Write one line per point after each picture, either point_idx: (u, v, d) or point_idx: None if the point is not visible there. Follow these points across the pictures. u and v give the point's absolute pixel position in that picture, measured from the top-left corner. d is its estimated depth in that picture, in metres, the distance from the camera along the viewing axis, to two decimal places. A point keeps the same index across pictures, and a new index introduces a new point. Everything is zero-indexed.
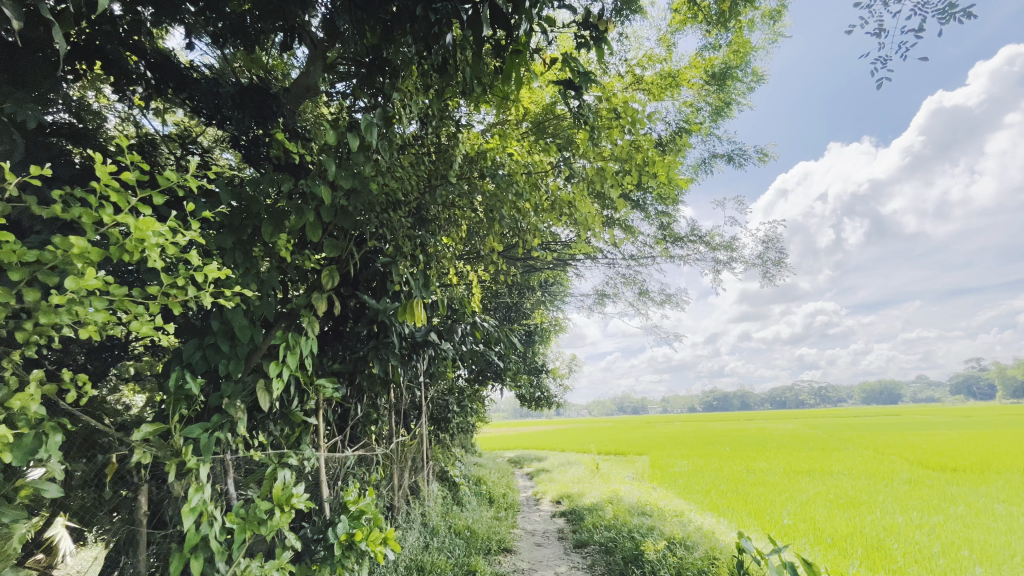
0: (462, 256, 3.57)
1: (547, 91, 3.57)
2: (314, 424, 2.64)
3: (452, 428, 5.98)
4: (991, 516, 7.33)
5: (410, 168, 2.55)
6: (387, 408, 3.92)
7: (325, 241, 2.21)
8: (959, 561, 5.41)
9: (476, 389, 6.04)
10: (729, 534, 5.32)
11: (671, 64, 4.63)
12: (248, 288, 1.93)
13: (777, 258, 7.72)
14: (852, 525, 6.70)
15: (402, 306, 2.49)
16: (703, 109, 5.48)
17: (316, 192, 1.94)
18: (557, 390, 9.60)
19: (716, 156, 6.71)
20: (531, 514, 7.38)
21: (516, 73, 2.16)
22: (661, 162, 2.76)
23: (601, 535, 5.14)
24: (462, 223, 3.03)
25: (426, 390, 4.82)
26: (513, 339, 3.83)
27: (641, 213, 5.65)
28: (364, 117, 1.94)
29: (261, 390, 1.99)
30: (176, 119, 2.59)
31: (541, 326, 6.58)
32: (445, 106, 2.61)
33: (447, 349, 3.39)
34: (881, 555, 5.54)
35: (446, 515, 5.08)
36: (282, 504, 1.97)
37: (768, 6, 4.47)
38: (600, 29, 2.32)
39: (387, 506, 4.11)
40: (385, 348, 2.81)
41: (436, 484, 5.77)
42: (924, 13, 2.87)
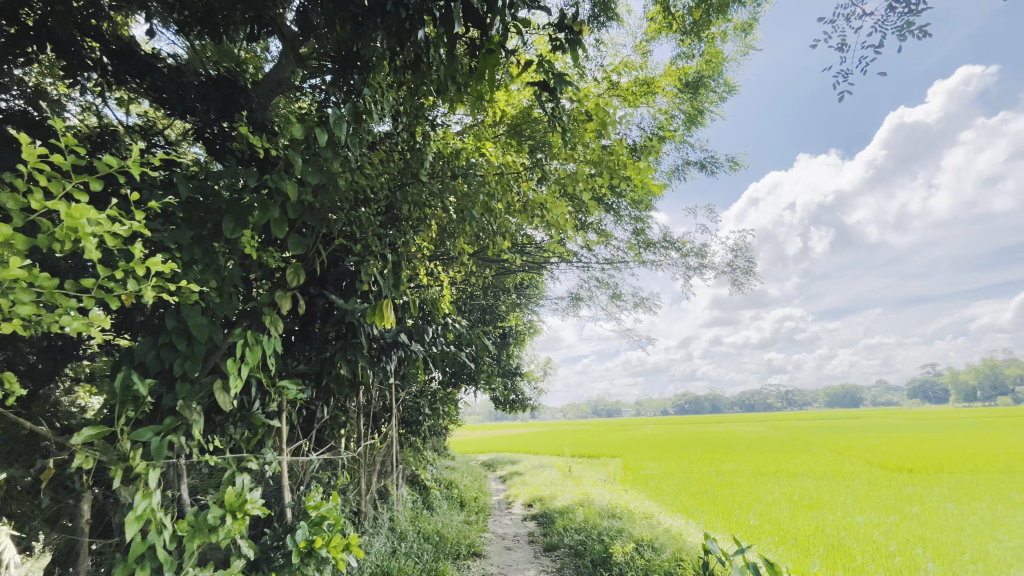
0: (434, 257, 3.52)
1: (525, 94, 3.56)
2: (276, 426, 2.55)
3: (423, 431, 5.92)
4: (942, 515, 7.63)
5: (381, 165, 2.51)
6: (355, 411, 3.83)
7: (292, 238, 2.14)
8: (913, 559, 5.65)
9: (449, 392, 5.97)
10: (696, 536, 5.39)
11: (646, 71, 4.70)
12: (207, 284, 1.85)
13: (746, 266, 7.91)
14: (814, 525, 6.91)
15: (371, 307, 2.42)
16: (677, 117, 5.56)
17: (282, 187, 1.87)
18: (531, 393, 9.59)
19: (689, 163, 6.83)
20: (502, 517, 7.34)
21: (490, 74, 2.14)
22: (632, 166, 2.77)
23: (570, 538, 5.15)
24: (433, 222, 2.97)
25: (396, 392, 4.74)
26: (486, 341, 3.79)
27: (614, 217, 5.72)
28: (333, 111, 1.88)
29: (219, 392, 1.90)
30: (141, 111, 2.59)
31: (516, 328, 6.56)
32: (419, 105, 2.58)
33: (418, 350, 3.33)
34: (841, 554, 5.70)
35: (415, 520, 4.99)
36: (236, 510, 1.89)
37: (740, 18, 4.61)
38: (574, 31, 2.32)
39: (354, 511, 4.02)
40: (353, 348, 2.73)
41: (406, 488, 5.68)
42: (885, 30, 2.97)
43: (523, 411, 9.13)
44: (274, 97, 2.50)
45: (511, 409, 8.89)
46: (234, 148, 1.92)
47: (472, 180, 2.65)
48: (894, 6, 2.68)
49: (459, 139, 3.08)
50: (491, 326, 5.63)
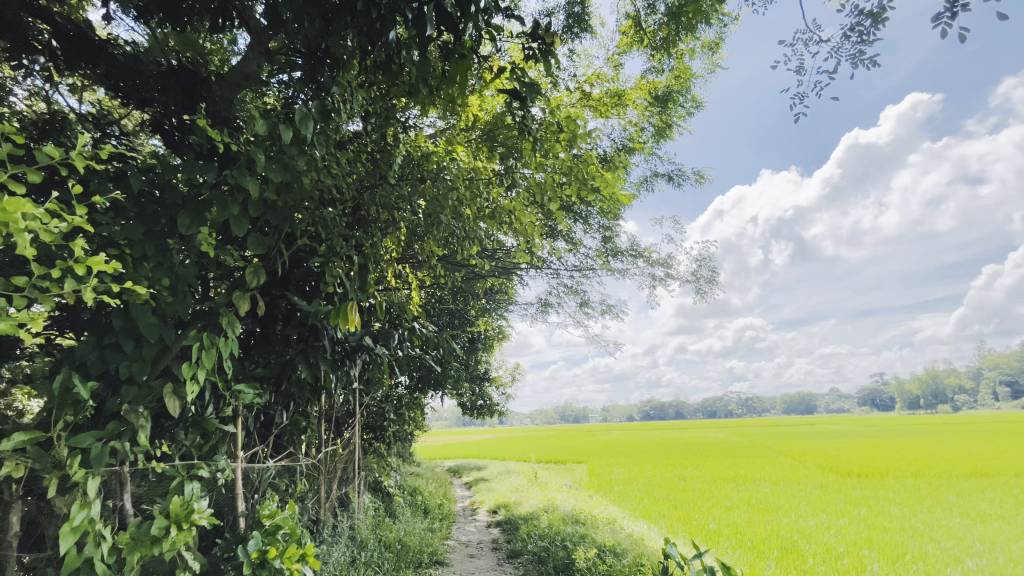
0: (402, 260, 3.48)
1: (498, 99, 3.58)
2: (231, 431, 2.45)
3: (387, 436, 5.80)
4: (888, 517, 8.02)
5: (348, 165, 2.46)
6: (317, 416, 3.73)
7: (252, 237, 2.06)
8: (861, 560, 5.90)
9: (415, 397, 5.89)
10: (658, 541, 5.47)
11: (618, 84, 4.80)
12: (158, 282, 1.77)
13: (709, 276, 8.15)
14: (769, 529, 7.15)
15: (335, 309, 2.35)
16: (646, 129, 5.68)
17: (243, 184, 1.82)
18: (499, 398, 9.57)
19: (657, 175, 7.01)
20: (466, 524, 7.27)
21: (462, 78, 2.15)
22: (601, 177, 2.82)
23: (534, 544, 5.14)
24: (402, 225, 2.93)
25: (360, 397, 4.64)
26: (453, 346, 3.75)
27: (584, 225, 5.79)
28: (300, 108, 1.85)
29: (169, 396, 1.81)
30: (96, 99, 2.38)
31: (485, 333, 6.53)
32: (390, 106, 2.56)
33: (383, 355, 3.26)
34: (794, 556, 5.91)
35: (377, 528, 4.88)
36: (181, 521, 1.79)
37: (708, 37, 4.77)
38: (547, 41, 2.34)
39: (312, 520, 3.89)
40: (315, 351, 2.65)
41: (368, 496, 5.56)
42: (839, 57, 3.13)
43: (491, 417, 9.10)
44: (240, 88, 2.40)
45: (478, 414, 8.86)
46: (193, 142, 1.84)
47: (442, 184, 2.63)
48: (848, 35, 2.82)
49: (430, 142, 3.05)
50: (459, 331, 5.60)
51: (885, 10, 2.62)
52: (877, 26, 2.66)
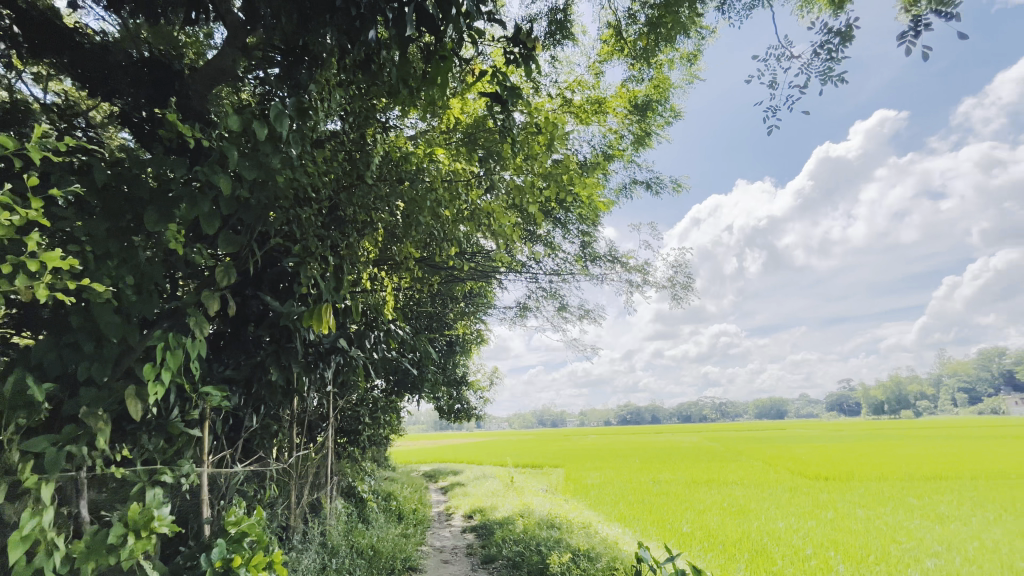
0: (379, 261, 3.44)
1: (480, 102, 3.59)
2: (197, 435, 2.37)
3: (361, 441, 5.71)
4: (853, 519, 8.27)
5: (324, 164, 2.42)
6: (288, 419, 3.64)
7: (223, 235, 2.00)
8: (827, 561, 6.06)
9: (390, 401, 5.82)
10: (632, 544, 5.52)
11: (598, 92, 4.87)
12: (122, 280, 1.71)
13: (685, 282, 8.29)
14: (740, 531, 7.29)
15: (308, 310, 2.30)
16: (626, 137, 5.76)
17: (214, 181, 1.78)
18: (477, 402, 9.53)
19: (636, 182, 7.11)
20: (441, 530, 7.20)
21: (443, 80, 2.14)
22: (580, 182, 2.84)
23: (509, 549, 5.11)
24: (379, 226, 2.89)
25: (334, 400, 4.56)
26: (430, 348, 3.72)
27: (562, 230, 5.83)
28: (274, 105, 1.81)
29: (130, 399, 1.71)
30: (63, 89, 2.25)
31: (463, 336, 6.49)
32: (370, 105, 2.53)
33: (358, 358, 3.19)
34: (763, 558, 6.03)
35: (350, 533, 4.80)
36: (140, 529, 1.72)
37: (686, 48, 4.87)
38: (528, 46, 2.36)
39: (282, 526, 3.79)
40: (287, 353, 2.59)
41: (341, 501, 5.47)
42: (809, 72, 3.23)
43: (468, 421, 9.06)
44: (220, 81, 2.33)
45: (455, 418, 8.81)
46: (162, 136, 1.79)
47: (421, 186, 2.61)
48: (817, 52, 2.92)
49: (410, 144, 3.03)
50: (437, 334, 5.56)
51: (852, 28, 2.72)
52: (845, 44, 2.76)
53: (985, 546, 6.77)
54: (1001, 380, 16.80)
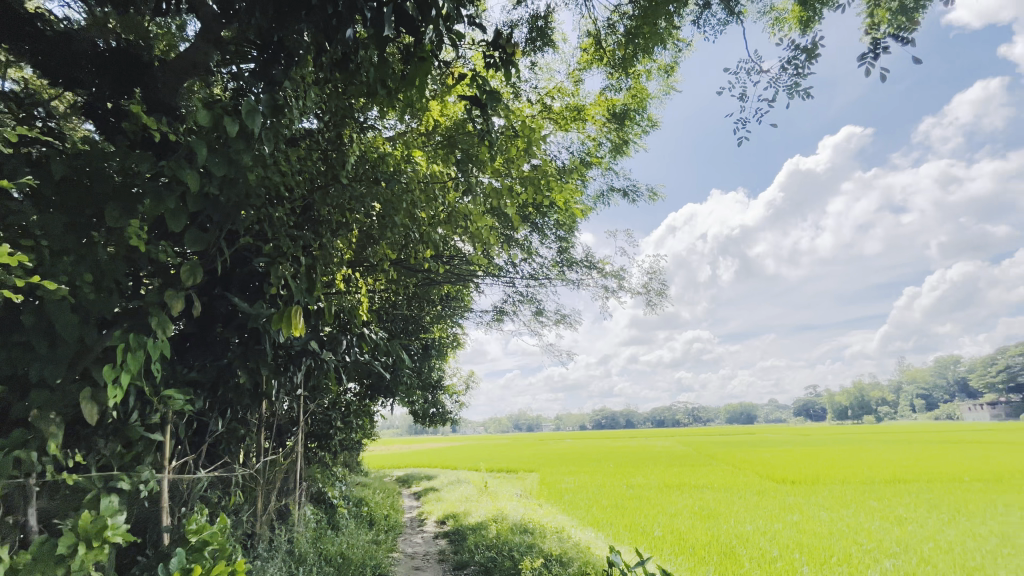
0: (354, 263, 3.39)
1: (459, 105, 3.58)
2: (158, 440, 2.29)
3: (333, 445, 5.60)
4: (818, 522, 8.51)
5: (298, 163, 2.37)
6: (256, 423, 3.55)
7: (189, 233, 1.93)
8: (792, 563, 6.21)
9: (364, 405, 5.73)
10: (604, 548, 5.56)
11: (577, 99, 4.91)
12: (79, 278, 1.64)
13: (659, 288, 8.42)
14: (709, 534, 7.42)
15: (279, 313, 2.19)
16: (604, 144, 5.83)
17: (181, 177, 1.73)
18: (453, 406, 9.48)
19: (613, 190, 7.19)
20: (413, 536, 7.11)
21: (420, 81, 2.13)
22: (557, 188, 2.85)
23: (481, 555, 5.08)
24: (354, 228, 2.85)
25: (305, 404, 4.46)
26: (404, 352, 3.67)
27: (540, 235, 5.85)
28: (246, 101, 1.77)
29: (86, 402, 1.64)
30: (22, 77, 2.16)
31: (439, 340, 6.44)
32: (347, 105, 2.50)
33: (329, 361, 3.13)
34: (732, 561, 6.14)
35: (319, 541, 4.69)
36: (92, 539, 1.64)
37: (663, 59, 4.96)
38: (507, 51, 2.36)
39: (246, 534, 3.67)
40: (255, 356, 2.51)
41: (310, 507, 5.35)
42: (778, 86, 3.34)
43: (443, 425, 8.99)
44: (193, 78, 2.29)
45: (429, 422, 8.73)
46: (127, 129, 1.74)
47: (397, 187, 2.58)
48: (786, 67, 3.02)
49: (387, 145, 3.01)
50: (413, 338, 5.50)
51: (818, 46, 2.82)
52: (812, 61, 2.85)
53: (939, 546, 7.06)
54: (961, 388, 17.21)
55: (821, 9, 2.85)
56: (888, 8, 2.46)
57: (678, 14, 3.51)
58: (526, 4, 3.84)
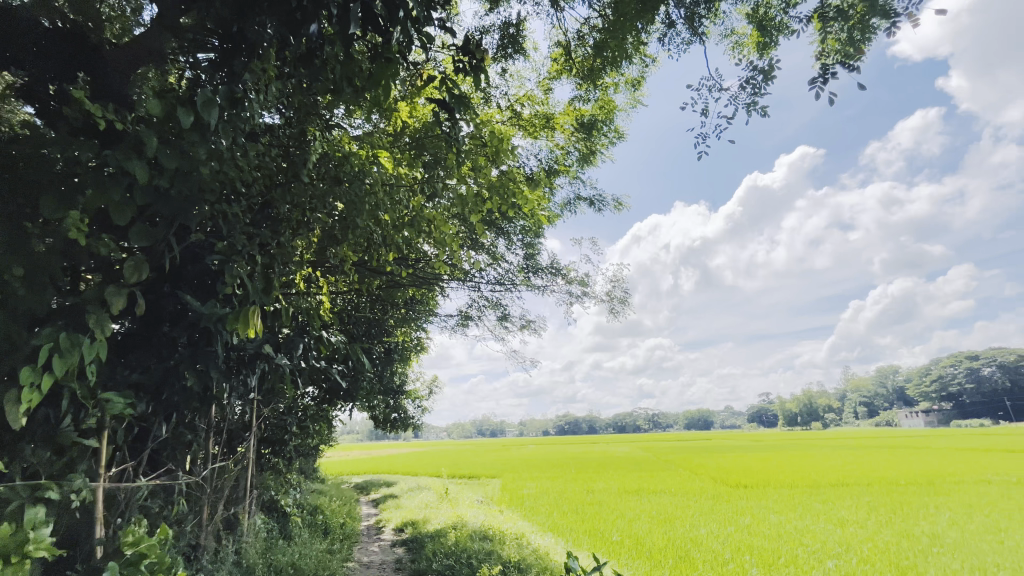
0: (315, 264, 3.30)
1: (429, 107, 3.57)
2: (93, 447, 2.14)
3: (287, 451, 5.41)
4: (767, 525, 8.83)
5: (257, 159, 2.29)
6: (204, 429, 3.38)
7: (136, 227, 1.83)
8: (743, 565, 6.42)
9: (321, 409, 5.58)
10: (562, 553, 5.58)
11: (546, 108, 4.96)
12: (9, 272, 1.55)
13: (622, 297, 8.57)
14: (666, 538, 7.58)
15: (234, 313, 2.05)
16: (572, 153, 5.90)
17: (128, 167, 1.64)
18: (415, 412, 9.34)
19: (580, 199, 7.29)
20: (370, 544, 6.93)
21: (387, 82, 2.10)
22: (523, 196, 2.87)
23: (438, 563, 5.00)
24: (315, 228, 2.77)
25: (259, 408, 4.30)
26: (364, 356, 3.58)
27: (506, 241, 5.85)
28: (202, 92, 1.70)
29: (9, 406, 1.50)
30: None
31: (403, 344, 6.33)
32: (311, 101, 2.45)
33: (285, 366, 3.01)
34: (686, 564, 6.30)
35: (269, 551, 4.51)
36: (10, 554, 1.50)
37: (631, 73, 5.08)
38: (477, 57, 2.36)
39: (189, 546, 3.48)
40: (205, 357, 2.37)
41: (261, 516, 5.13)
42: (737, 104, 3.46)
43: (404, 431, 8.83)
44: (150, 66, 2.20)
45: (390, 427, 8.59)
46: (68, 114, 1.65)
47: (362, 188, 2.53)
48: (744, 86, 3.14)
49: (353, 144, 2.96)
50: (375, 342, 5.40)
51: (774, 68, 2.96)
52: (768, 81, 2.99)
53: (876, 547, 7.48)
54: None
55: (778, 35, 2.99)
56: (837, 38, 2.61)
57: (645, 30, 3.61)
58: (497, 11, 3.86)
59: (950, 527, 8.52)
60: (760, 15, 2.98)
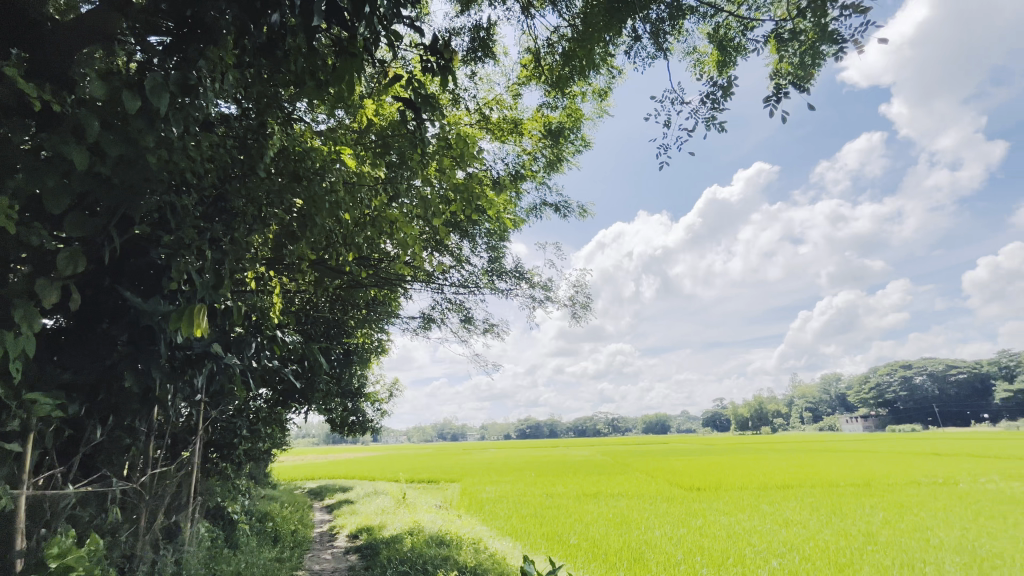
0: (271, 261, 3.19)
1: (396, 105, 3.52)
2: (15, 452, 1.98)
3: (235, 456, 5.18)
4: (718, 526, 9.11)
5: (210, 150, 2.18)
6: (145, 433, 3.19)
7: (71, 216, 1.71)
8: (694, 565, 6.59)
9: (274, 412, 5.38)
10: (519, 558, 5.58)
11: (515, 113, 4.98)
12: None
13: (584, 302, 8.68)
14: (621, 541, 7.71)
15: (179, 312, 1.89)
16: (539, 159, 5.95)
17: (65, 153, 1.53)
18: (374, 415, 9.14)
19: (546, 204, 7.34)
20: (322, 552, 6.73)
21: (350, 78, 2.05)
22: (489, 200, 2.86)
23: (392, 569, 4.90)
24: (272, 224, 2.68)
25: (206, 411, 4.10)
26: (321, 359, 3.47)
27: (471, 244, 5.83)
28: (151, 77, 1.61)
29: None
30: None
31: (363, 346, 6.19)
32: (271, 93, 2.37)
33: (235, 367, 2.86)
34: (640, 565, 6.43)
35: (213, 560, 4.30)
36: None
37: (598, 83, 5.17)
38: (445, 57, 2.34)
39: (124, 557, 3.27)
40: (146, 357, 2.22)
41: (205, 524, 4.90)
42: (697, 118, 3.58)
43: (362, 435, 8.63)
44: (99, 46, 1.92)
45: (347, 431, 8.37)
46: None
47: (321, 186, 2.47)
48: (705, 100, 3.25)
49: (316, 139, 2.89)
50: (334, 343, 5.26)
51: (733, 86, 3.09)
52: (727, 97, 3.11)
53: (818, 546, 7.85)
54: None
55: (736, 56, 3.13)
56: (790, 61, 2.75)
57: (612, 43, 3.69)
58: (469, 13, 3.86)
59: (884, 526, 9.05)
60: (721, 35, 3.11)
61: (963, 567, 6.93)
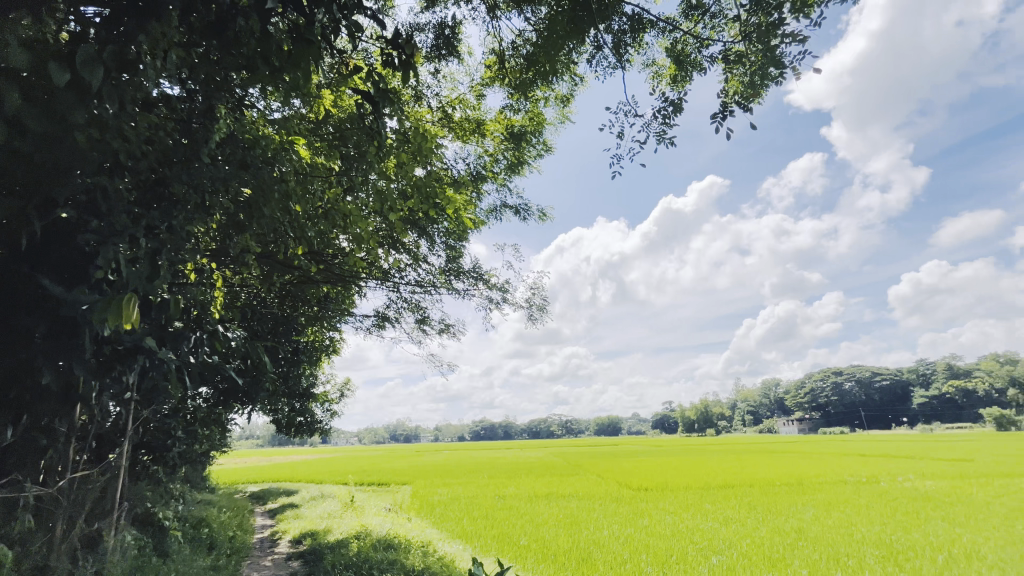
0: (214, 252, 3.07)
1: (355, 97, 3.45)
2: None
3: (169, 458, 4.86)
4: (663, 525, 9.39)
5: (149, 130, 2.03)
6: (65, 434, 2.93)
7: None
8: (639, 564, 6.75)
9: (213, 412, 5.09)
10: (468, 560, 5.54)
11: (478, 113, 4.96)
12: None
13: (541, 305, 8.74)
14: (571, 542, 7.80)
15: (109, 302, 1.73)
16: (500, 161, 5.95)
17: None
18: (323, 416, 8.83)
19: (506, 206, 7.36)
20: (262, 559, 6.43)
21: (307, 64, 1.97)
22: (447, 198, 2.83)
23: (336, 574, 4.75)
24: (216, 213, 2.53)
25: (138, 410, 3.83)
26: (267, 356, 3.31)
27: (428, 243, 5.75)
28: (84, 48, 1.48)
29: None
30: None
31: (313, 344, 5.97)
32: (220, 75, 2.25)
33: (171, 364, 2.66)
34: (587, 565, 6.53)
35: (140, 569, 4.02)
36: None
37: (561, 88, 5.23)
38: (407, 51, 2.30)
39: (36, 568, 2.99)
40: (68, 353, 2.02)
41: (132, 531, 4.57)
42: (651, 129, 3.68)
43: (308, 437, 8.31)
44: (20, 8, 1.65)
45: (294, 432, 8.05)
46: None
47: (270, 175, 2.44)
48: (659, 112, 3.35)
49: (269, 127, 2.78)
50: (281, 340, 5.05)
51: (684, 101, 3.20)
52: (678, 112, 3.22)
53: (754, 542, 8.25)
54: None
55: (692, 71, 3.25)
56: (740, 80, 2.88)
57: (575, 50, 3.74)
58: (433, 10, 3.81)
59: (814, 522, 9.64)
60: (678, 51, 3.21)
61: (881, 560, 7.49)
